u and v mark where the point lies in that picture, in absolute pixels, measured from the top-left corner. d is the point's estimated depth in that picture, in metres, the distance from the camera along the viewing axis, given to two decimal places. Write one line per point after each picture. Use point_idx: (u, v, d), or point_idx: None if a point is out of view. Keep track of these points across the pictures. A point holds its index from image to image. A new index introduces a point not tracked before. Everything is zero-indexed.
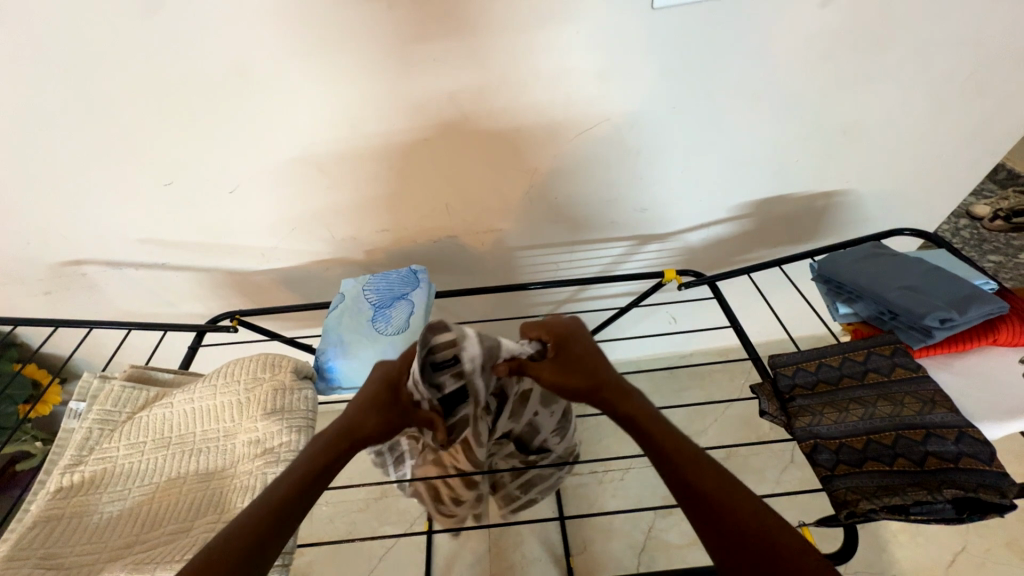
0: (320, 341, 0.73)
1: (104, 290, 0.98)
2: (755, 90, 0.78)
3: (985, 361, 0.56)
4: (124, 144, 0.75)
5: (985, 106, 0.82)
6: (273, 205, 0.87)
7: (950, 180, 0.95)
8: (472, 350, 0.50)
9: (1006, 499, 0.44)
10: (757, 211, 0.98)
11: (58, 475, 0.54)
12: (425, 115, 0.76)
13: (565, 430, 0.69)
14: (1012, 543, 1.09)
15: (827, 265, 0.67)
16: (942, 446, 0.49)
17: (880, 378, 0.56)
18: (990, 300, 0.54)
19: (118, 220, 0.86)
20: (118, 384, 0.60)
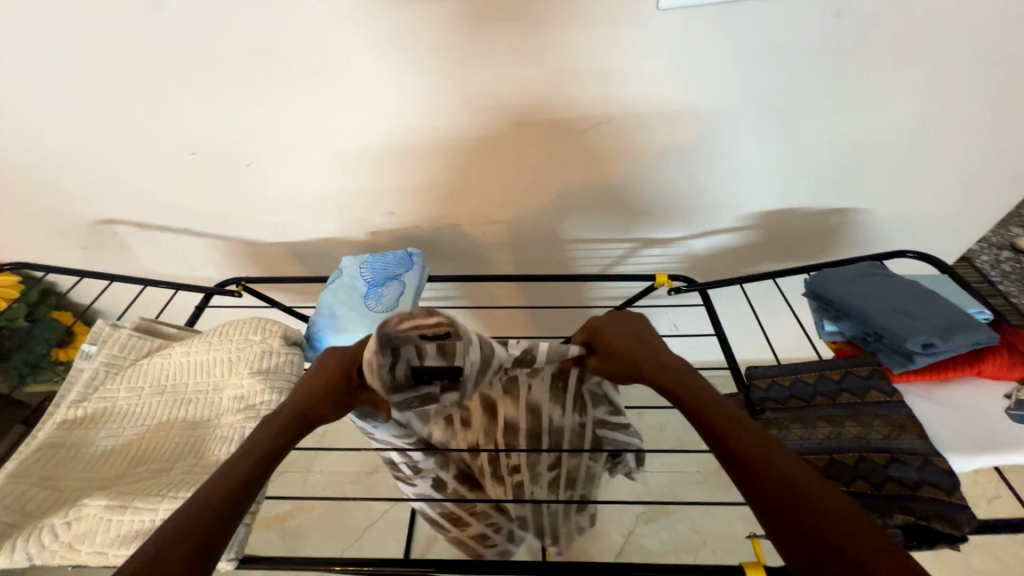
0: (314, 311, 0.76)
1: (132, 249, 1.06)
2: (767, 99, 0.76)
3: (967, 392, 0.53)
4: (156, 114, 0.81)
5: (1018, 130, 0.78)
6: (288, 181, 0.91)
7: (976, 206, 0.91)
8: (472, 349, 0.52)
9: (957, 530, 0.44)
10: (765, 223, 0.96)
11: (65, 408, 0.60)
12: (432, 104, 0.78)
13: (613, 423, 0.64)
14: None
15: (817, 280, 0.65)
16: (904, 472, 0.48)
17: (852, 399, 0.54)
18: (978, 330, 0.52)
19: (148, 184, 0.92)
20: (126, 333, 0.66)
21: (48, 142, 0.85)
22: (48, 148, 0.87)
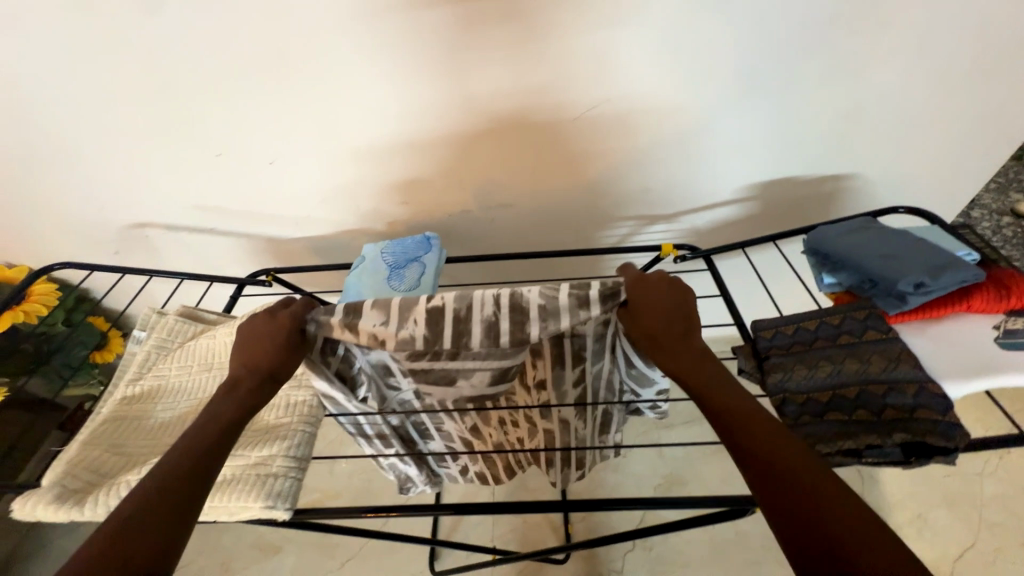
0: (342, 295, 0.82)
1: (162, 251, 1.12)
2: (756, 73, 0.80)
3: (958, 327, 0.57)
4: (184, 119, 0.86)
5: (997, 89, 0.82)
6: (309, 177, 0.97)
7: (967, 166, 0.94)
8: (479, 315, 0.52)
9: (952, 444, 0.47)
10: (762, 193, 1.00)
11: (125, 386, 0.65)
12: (441, 97, 0.83)
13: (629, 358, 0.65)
14: None
15: (814, 237, 0.69)
16: (900, 401, 0.51)
17: (851, 340, 0.58)
18: (964, 268, 0.56)
19: (176, 187, 0.98)
20: (172, 318, 0.71)
21: (83, 152, 0.91)
22: (84, 158, 0.92)
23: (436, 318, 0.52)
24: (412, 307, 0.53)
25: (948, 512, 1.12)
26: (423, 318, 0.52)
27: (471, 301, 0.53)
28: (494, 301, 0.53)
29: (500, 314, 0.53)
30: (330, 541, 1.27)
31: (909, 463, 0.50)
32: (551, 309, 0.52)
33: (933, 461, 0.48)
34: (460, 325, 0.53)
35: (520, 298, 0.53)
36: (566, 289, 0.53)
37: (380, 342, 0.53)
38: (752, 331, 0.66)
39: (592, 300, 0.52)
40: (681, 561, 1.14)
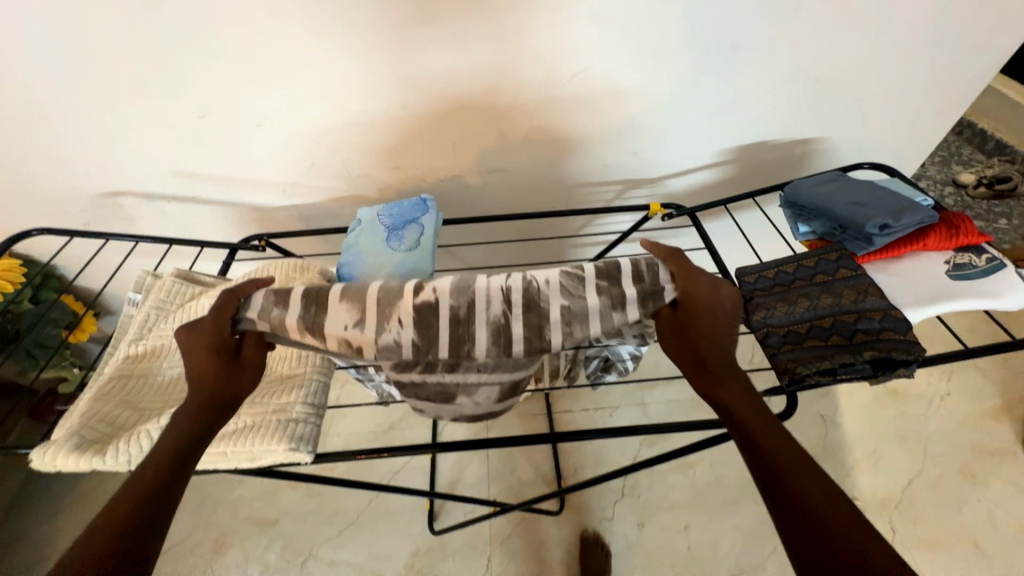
0: (341, 256, 0.82)
1: (139, 222, 1.07)
2: (736, 37, 0.85)
3: (916, 263, 0.64)
4: (163, 77, 0.83)
5: (949, 55, 0.89)
6: (297, 141, 0.95)
7: (919, 130, 1.03)
8: (475, 316, 0.57)
9: (912, 356, 0.54)
10: (739, 157, 1.06)
11: (127, 345, 0.64)
12: (434, 56, 0.83)
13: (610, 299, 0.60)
14: (965, 470, 1.20)
15: (791, 190, 0.75)
16: (868, 325, 0.58)
17: (826, 278, 0.65)
18: (921, 211, 0.63)
19: (154, 152, 0.94)
20: (169, 280, 0.70)
21: (51, 113, 0.86)
22: (52, 120, 0.87)
23: (424, 318, 0.57)
24: (394, 305, 0.57)
25: (898, 447, 1.25)
26: (410, 318, 0.57)
27: (471, 297, 0.58)
28: (504, 298, 0.58)
29: (511, 315, 0.57)
30: (328, 510, 1.29)
31: (875, 377, 0.57)
32: (577, 312, 0.57)
33: (897, 372, 0.55)
34: (456, 327, 0.57)
35: (536, 291, 0.58)
36: (593, 285, 0.57)
37: (355, 345, 0.58)
38: (737, 278, 0.72)
39: (630, 301, 0.57)
40: (665, 506, 1.23)
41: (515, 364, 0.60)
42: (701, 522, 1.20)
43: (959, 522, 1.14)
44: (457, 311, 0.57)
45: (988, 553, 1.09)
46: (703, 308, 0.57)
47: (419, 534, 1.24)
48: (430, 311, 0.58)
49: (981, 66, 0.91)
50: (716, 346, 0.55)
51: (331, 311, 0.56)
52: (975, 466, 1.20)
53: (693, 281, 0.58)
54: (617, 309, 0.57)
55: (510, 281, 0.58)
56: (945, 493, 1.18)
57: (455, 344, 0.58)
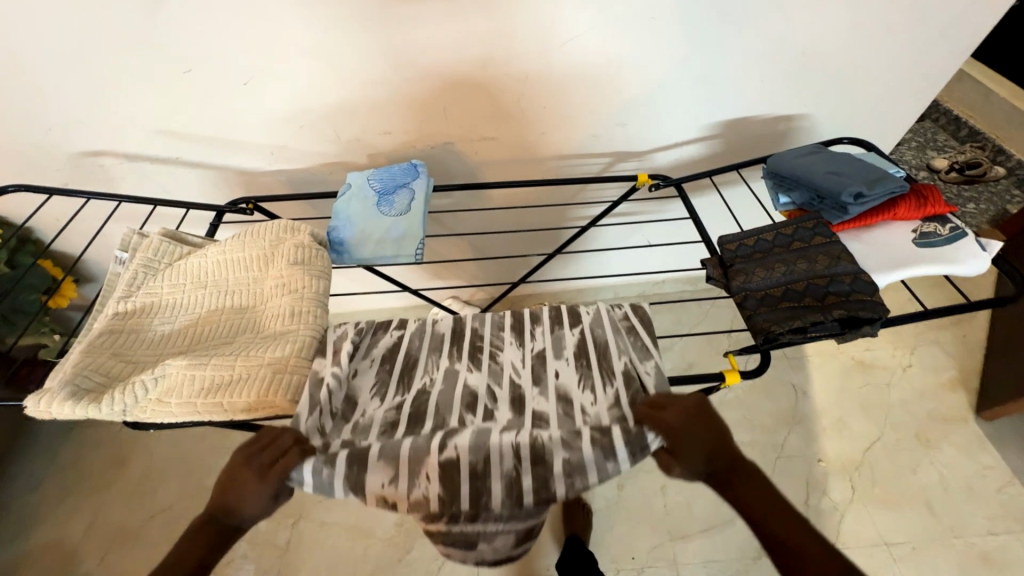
0: (330, 220, 0.82)
1: (119, 183, 1.04)
2: (730, 8, 0.85)
3: (887, 232, 0.68)
4: (143, 27, 0.80)
5: (930, 34, 0.92)
6: (283, 102, 0.93)
7: (897, 109, 1.06)
8: (498, 471, 0.53)
9: (876, 314, 0.58)
10: (725, 132, 1.07)
11: (115, 302, 0.64)
12: (425, 15, 0.82)
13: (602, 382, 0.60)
14: (921, 436, 1.28)
15: (774, 162, 0.78)
16: (839, 288, 0.62)
17: (802, 245, 0.68)
18: (894, 181, 0.66)
19: (135, 109, 0.91)
20: (156, 238, 0.69)
21: (23, 64, 0.82)
22: (24, 71, 0.84)
23: (451, 473, 0.52)
24: (422, 462, 0.53)
25: (863, 415, 1.32)
26: (434, 473, 0.52)
27: (488, 454, 0.53)
28: (513, 454, 0.53)
29: (521, 469, 0.53)
30: None
31: (842, 337, 0.61)
32: (575, 466, 0.52)
33: (863, 330, 0.59)
34: (478, 484, 0.52)
35: (541, 447, 0.54)
36: (588, 436, 0.53)
37: (390, 502, 0.52)
38: (719, 246, 0.74)
39: (619, 451, 0.52)
40: (644, 470, 1.28)
41: (528, 515, 0.53)
42: (677, 484, 1.26)
43: (912, 481, 1.22)
44: (479, 463, 0.53)
45: (937, 510, 1.18)
46: (685, 437, 0.52)
47: None
48: (451, 463, 0.53)
49: (957, 47, 0.94)
50: (723, 452, 0.52)
51: (370, 468, 0.52)
52: (931, 431, 1.29)
53: (679, 422, 0.53)
54: (613, 464, 0.52)
55: (517, 437, 0.55)
56: (902, 456, 1.26)
57: (486, 496, 0.52)
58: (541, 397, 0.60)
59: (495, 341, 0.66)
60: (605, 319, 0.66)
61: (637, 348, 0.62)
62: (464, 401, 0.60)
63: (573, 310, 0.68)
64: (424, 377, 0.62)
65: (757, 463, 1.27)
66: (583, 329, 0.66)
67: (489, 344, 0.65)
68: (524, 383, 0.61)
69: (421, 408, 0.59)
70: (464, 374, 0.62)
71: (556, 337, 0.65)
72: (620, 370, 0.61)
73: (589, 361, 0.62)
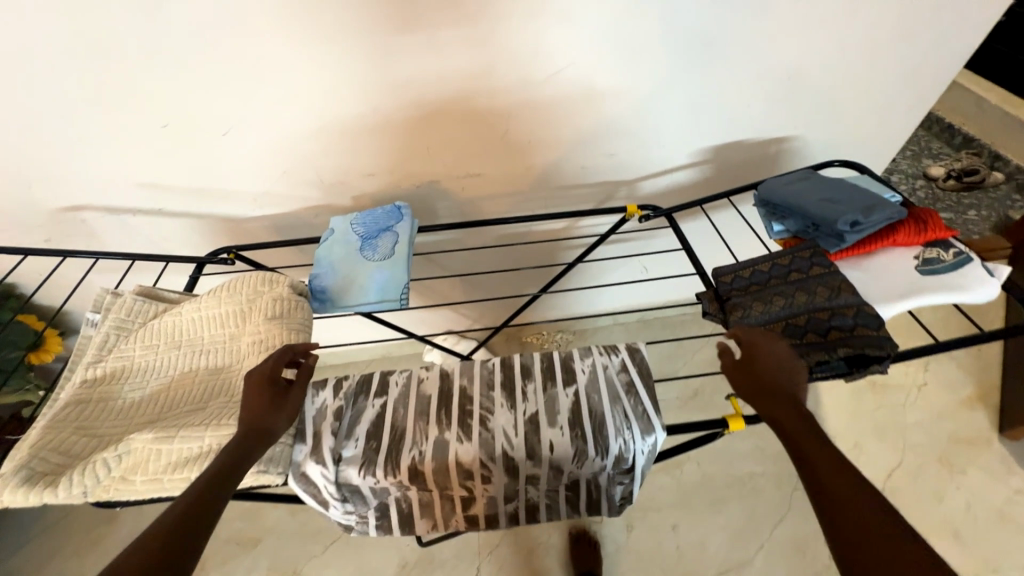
0: (313, 267, 0.80)
1: (102, 236, 1.03)
2: (706, 36, 0.85)
3: (887, 259, 0.65)
4: (120, 83, 0.80)
5: (912, 53, 0.91)
6: (267, 148, 0.92)
7: (887, 127, 1.05)
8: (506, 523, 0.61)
9: (884, 352, 0.55)
10: (714, 157, 1.06)
11: (83, 369, 0.61)
12: (406, 57, 0.82)
13: (600, 455, 0.57)
14: (943, 460, 1.22)
15: (764, 190, 0.76)
16: (842, 322, 0.59)
17: (800, 276, 0.65)
18: (891, 207, 0.64)
19: (117, 163, 0.91)
20: (130, 297, 0.67)
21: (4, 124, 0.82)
22: (5, 131, 0.84)
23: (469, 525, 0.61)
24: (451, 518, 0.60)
25: (880, 440, 1.27)
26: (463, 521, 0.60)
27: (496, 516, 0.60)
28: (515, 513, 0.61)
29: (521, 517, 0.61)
30: (312, 527, 1.25)
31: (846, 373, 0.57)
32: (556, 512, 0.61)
33: (870, 370, 0.56)
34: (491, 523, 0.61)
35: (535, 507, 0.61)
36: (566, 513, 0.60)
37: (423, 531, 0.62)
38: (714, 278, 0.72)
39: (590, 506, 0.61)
40: (653, 508, 1.22)
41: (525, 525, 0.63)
42: (689, 522, 1.19)
43: (939, 511, 1.16)
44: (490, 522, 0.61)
45: (968, 541, 1.11)
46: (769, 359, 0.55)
47: (407, 547, 1.21)
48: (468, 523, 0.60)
49: (942, 64, 0.93)
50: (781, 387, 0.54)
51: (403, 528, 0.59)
52: (953, 454, 1.23)
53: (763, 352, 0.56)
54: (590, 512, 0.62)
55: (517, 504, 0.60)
56: (925, 483, 1.20)
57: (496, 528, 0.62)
58: (535, 470, 0.57)
59: (485, 403, 0.61)
60: (601, 379, 0.62)
61: (634, 414, 0.59)
62: (458, 476, 0.57)
63: (567, 365, 0.64)
64: (412, 452, 0.58)
65: (773, 496, 1.21)
66: (578, 389, 0.62)
67: (479, 407, 0.61)
68: (518, 456, 0.57)
69: (419, 480, 0.57)
70: (453, 446, 0.58)
71: (550, 399, 0.61)
72: (615, 453, 0.57)
73: (584, 433, 0.58)
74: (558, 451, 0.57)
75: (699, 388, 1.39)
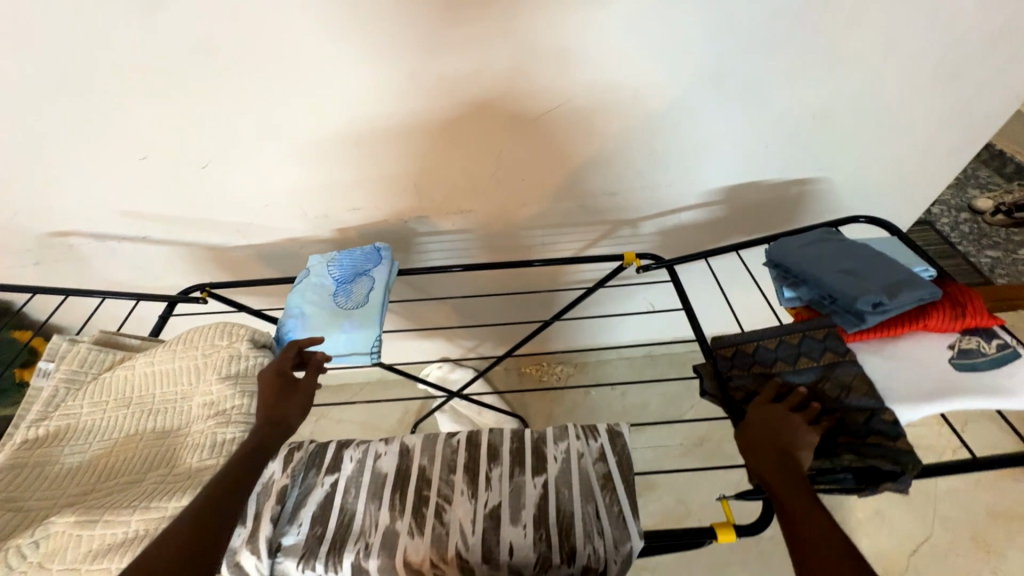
0: (283, 312, 0.76)
1: (91, 260, 1.02)
2: (720, 72, 0.77)
3: (915, 346, 0.56)
4: (100, 116, 0.78)
5: (958, 93, 0.81)
6: (250, 180, 0.89)
7: (925, 170, 0.95)
8: None
9: (899, 468, 0.48)
10: (728, 198, 0.98)
11: (26, 428, 0.58)
12: (392, 90, 0.77)
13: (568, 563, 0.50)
14: (976, 537, 1.10)
15: (775, 250, 0.68)
16: (852, 428, 0.51)
17: (810, 362, 0.56)
18: (922, 286, 0.55)
19: (100, 192, 0.89)
20: (84, 347, 0.64)
21: None
22: None
23: None
24: None
25: (904, 508, 1.15)
26: None
27: None
28: None
29: None
30: None
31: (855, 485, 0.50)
32: None
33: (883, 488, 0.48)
34: None
35: None
36: None
37: None
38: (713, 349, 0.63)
39: None
40: (647, 567, 1.14)
41: None
42: None
43: None
44: None
45: None
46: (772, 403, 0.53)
47: None
48: None
49: (993, 105, 0.83)
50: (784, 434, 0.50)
51: None
52: (990, 531, 1.10)
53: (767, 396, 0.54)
54: None
55: None
56: (954, 563, 1.08)
57: None
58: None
59: (443, 490, 0.55)
60: (575, 470, 0.55)
61: (608, 516, 0.52)
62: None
63: (539, 448, 0.58)
64: (358, 545, 0.52)
65: (781, 564, 1.11)
66: (548, 480, 0.55)
67: (436, 495, 0.55)
68: (473, 558, 0.51)
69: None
70: (403, 542, 0.52)
71: (517, 489, 0.55)
72: (582, 563, 0.49)
73: (549, 536, 0.51)
74: (519, 556, 0.50)
75: (705, 435, 1.29)
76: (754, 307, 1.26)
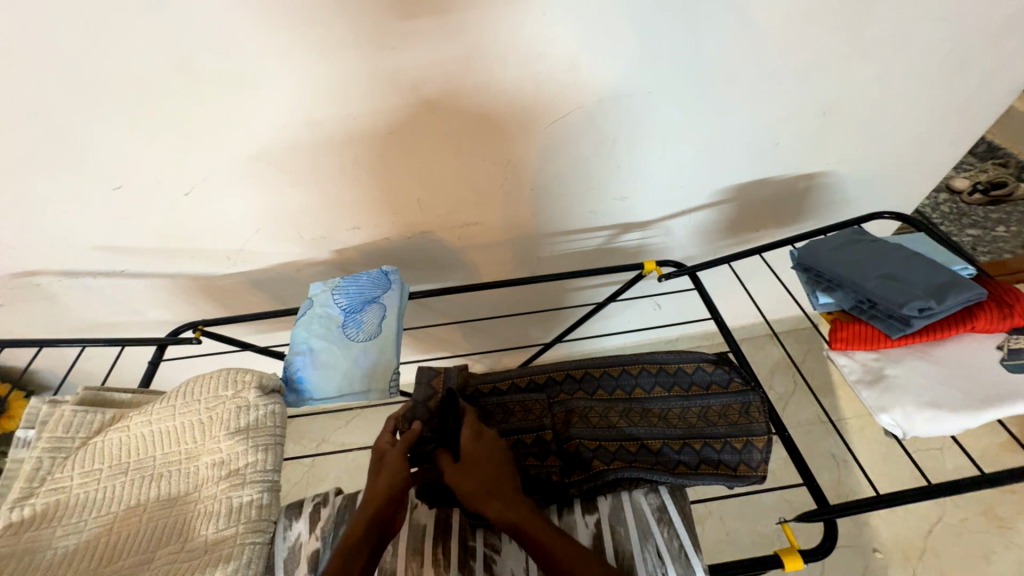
0: (288, 349, 0.70)
1: (62, 299, 0.93)
2: (734, 70, 0.74)
3: (959, 349, 0.55)
4: (58, 145, 0.69)
5: (966, 84, 0.81)
6: (237, 206, 0.81)
7: (926, 160, 0.95)
8: None
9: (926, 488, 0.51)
10: (737, 196, 0.96)
11: (7, 510, 0.51)
12: (388, 102, 0.70)
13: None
14: (987, 512, 1.12)
15: (806, 254, 0.66)
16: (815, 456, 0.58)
17: (686, 470, 0.58)
18: (968, 287, 0.53)
19: (66, 229, 0.80)
20: (69, 409, 0.57)
21: None
22: None
23: None
24: None
25: None
26: None
27: None
28: None
29: None
30: None
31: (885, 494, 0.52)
32: None
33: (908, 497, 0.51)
34: None
35: None
36: None
37: None
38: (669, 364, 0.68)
39: None
40: None
41: None
42: None
43: (987, 572, 1.06)
44: None
45: None
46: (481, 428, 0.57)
47: None
48: None
49: (997, 94, 0.83)
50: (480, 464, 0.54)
51: None
52: (999, 506, 1.13)
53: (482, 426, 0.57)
54: None
55: None
56: (970, 539, 1.10)
57: None
58: None
59: (490, 541, 0.56)
60: (627, 507, 0.56)
61: (669, 551, 0.52)
62: None
63: (588, 488, 0.58)
64: None
65: None
66: (600, 520, 0.55)
67: (483, 544, 0.55)
68: None
69: None
70: None
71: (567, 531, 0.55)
72: None
73: None
74: None
75: None
76: (761, 301, 1.25)
